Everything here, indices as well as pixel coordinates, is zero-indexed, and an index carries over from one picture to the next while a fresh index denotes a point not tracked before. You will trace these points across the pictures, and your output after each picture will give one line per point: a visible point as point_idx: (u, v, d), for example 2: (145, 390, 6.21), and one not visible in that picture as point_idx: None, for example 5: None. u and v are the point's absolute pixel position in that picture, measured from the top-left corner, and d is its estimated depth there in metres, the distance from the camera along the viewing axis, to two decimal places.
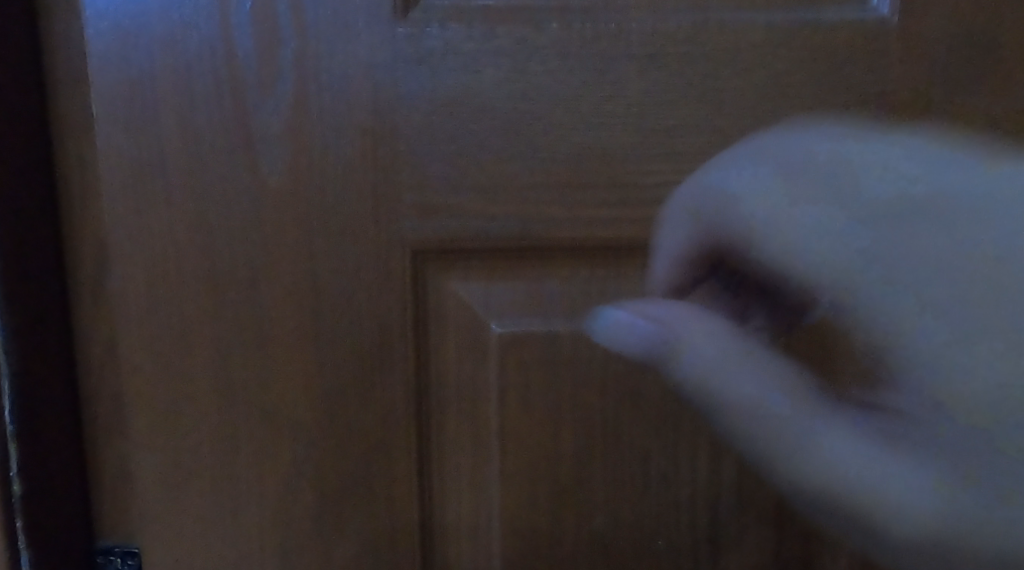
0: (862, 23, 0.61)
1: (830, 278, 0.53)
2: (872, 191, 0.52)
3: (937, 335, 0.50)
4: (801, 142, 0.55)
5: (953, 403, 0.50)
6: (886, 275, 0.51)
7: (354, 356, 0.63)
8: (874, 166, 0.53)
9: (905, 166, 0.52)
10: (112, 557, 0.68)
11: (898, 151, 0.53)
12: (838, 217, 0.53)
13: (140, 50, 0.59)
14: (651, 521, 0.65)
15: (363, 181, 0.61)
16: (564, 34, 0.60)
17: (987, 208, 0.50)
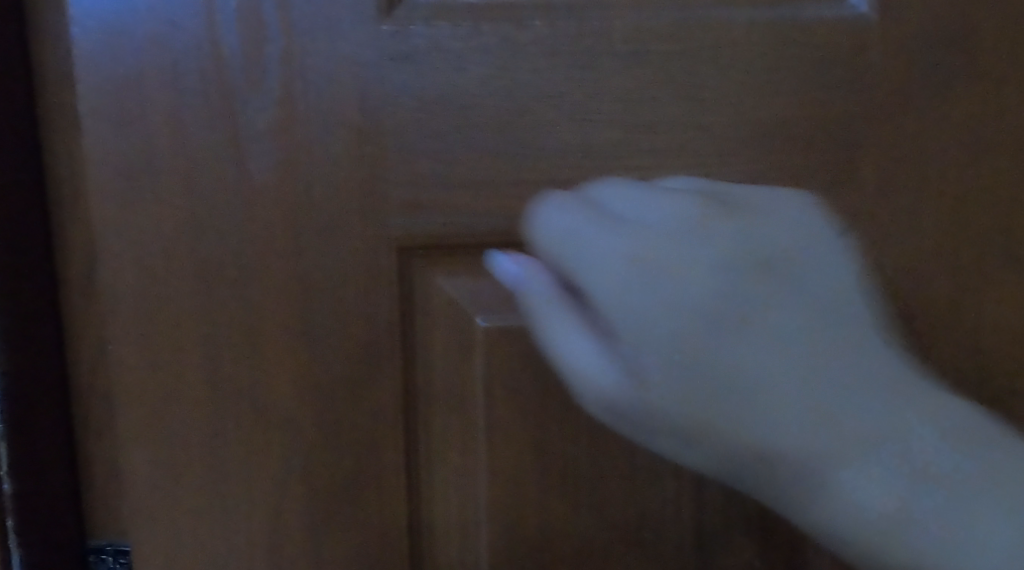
0: (842, 20, 0.62)
1: (695, 380, 0.50)
2: (692, 264, 0.50)
3: (839, 378, 0.50)
4: (568, 244, 0.51)
5: (869, 425, 0.50)
6: (772, 331, 0.50)
7: (342, 351, 0.63)
8: (610, 255, 0.50)
9: (625, 253, 0.50)
10: (105, 557, 0.67)
11: (608, 217, 0.51)
12: (646, 312, 0.49)
13: (128, 50, 0.60)
14: (637, 513, 0.66)
15: (349, 178, 0.61)
16: (548, 32, 0.61)
17: (773, 222, 0.52)
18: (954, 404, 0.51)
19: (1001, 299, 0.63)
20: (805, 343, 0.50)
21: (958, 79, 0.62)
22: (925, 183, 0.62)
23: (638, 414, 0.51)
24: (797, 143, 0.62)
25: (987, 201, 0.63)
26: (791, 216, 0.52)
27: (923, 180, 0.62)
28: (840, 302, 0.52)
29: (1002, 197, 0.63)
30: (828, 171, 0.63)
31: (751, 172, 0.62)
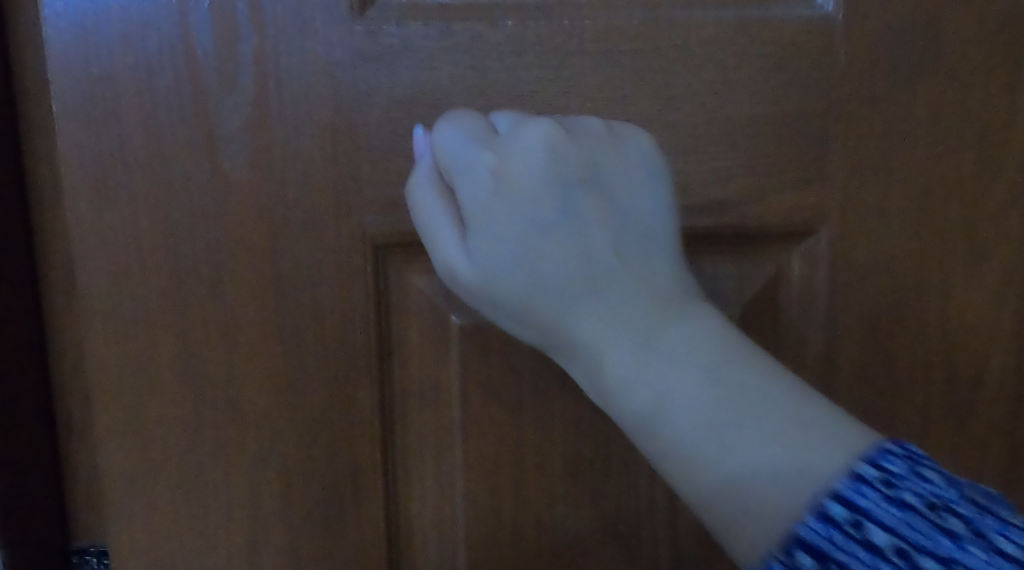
0: (807, 19, 0.63)
1: (523, 276, 0.55)
2: (535, 177, 0.54)
3: (643, 288, 0.55)
4: (447, 150, 0.55)
5: (662, 331, 0.54)
6: (589, 244, 0.55)
7: (317, 347, 0.64)
8: (473, 161, 0.55)
9: (486, 162, 0.54)
10: (89, 557, 0.70)
11: (484, 128, 0.56)
12: (489, 211, 0.54)
13: (100, 48, 0.60)
14: (612, 503, 0.67)
15: (323, 177, 0.62)
16: (519, 31, 0.61)
17: (625, 159, 0.55)
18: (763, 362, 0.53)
19: (963, 286, 0.66)
20: (616, 256, 0.55)
21: (918, 75, 0.64)
22: (886, 173, 0.65)
23: (475, 294, 0.56)
24: (765, 139, 0.64)
25: (947, 191, 0.65)
26: (642, 155, 0.56)
27: (884, 171, 0.65)
28: (661, 233, 0.56)
29: (965, 190, 0.65)
30: (796, 167, 0.64)
31: (720, 168, 0.64)
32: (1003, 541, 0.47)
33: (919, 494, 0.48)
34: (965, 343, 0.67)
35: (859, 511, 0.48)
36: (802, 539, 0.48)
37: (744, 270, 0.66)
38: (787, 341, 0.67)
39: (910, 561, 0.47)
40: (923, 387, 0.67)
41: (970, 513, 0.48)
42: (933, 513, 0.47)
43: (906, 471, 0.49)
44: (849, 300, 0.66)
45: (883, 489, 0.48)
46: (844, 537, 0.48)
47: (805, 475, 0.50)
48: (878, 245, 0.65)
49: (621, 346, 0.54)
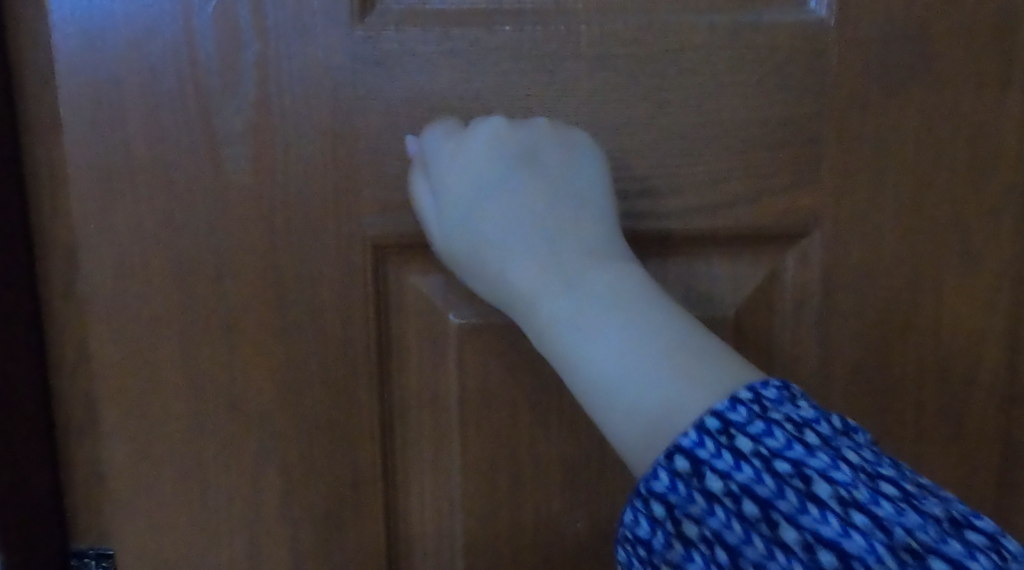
0: (800, 24, 0.64)
1: (469, 240, 0.59)
2: (480, 155, 0.59)
3: (572, 248, 0.57)
4: (421, 129, 0.61)
5: (580, 281, 0.56)
6: (526, 210, 0.58)
7: (318, 345, 0.65)
8: (432, 138, 0.60)
9: (442, 140, 0.59)
10: (88, 559, 0.68)
11: (447, 120, 0.61)
12: (437, 176, 0.59)
13: (106, 53, 0.61)
14: (610, 500, 0.68)
15: (324, 179, 0.63)
16: (515, 36, 0.62)
17: (565, 148, 0.59)
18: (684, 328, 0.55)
19: (955, 287, 0.67)
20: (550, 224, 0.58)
21: (908, 80, 0.65)
22: (877, 176, 0.66)
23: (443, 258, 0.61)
24: (758, 142, 0.65)
25: (938, 194, 0.66)
26: (580, 146, 0.60)
27: (876, 173, 0.66)
28: (595, 207, 0.59)
29: (955, 193, 0.66)
30: (789, 170, 0.65)
31: (714, 170, 0.65)
32: (853, 454, 0.50)
33: (785, 413, 0.51)
34: (957, 343, 0.68)
35: (729, 423, 0.51)
36: (677, 446, 0.51)
37: (738, 270, 0.67)
38: (781, 340, 0.68)
39: (769, 465, 0.50)
40: (916, 385, 0.68)
41: (827, 430, 0.51)
42: (795, 428, 0.50)
43: (777, 396, 0.52)
44: (842, 299, 0.67)
45: (753, 405, 0.51)
46: (713, 443, 0.50)
47: (677, 397, 0.52)
48: (869, 246, 0.66)
49: (544, 298, 0.56)
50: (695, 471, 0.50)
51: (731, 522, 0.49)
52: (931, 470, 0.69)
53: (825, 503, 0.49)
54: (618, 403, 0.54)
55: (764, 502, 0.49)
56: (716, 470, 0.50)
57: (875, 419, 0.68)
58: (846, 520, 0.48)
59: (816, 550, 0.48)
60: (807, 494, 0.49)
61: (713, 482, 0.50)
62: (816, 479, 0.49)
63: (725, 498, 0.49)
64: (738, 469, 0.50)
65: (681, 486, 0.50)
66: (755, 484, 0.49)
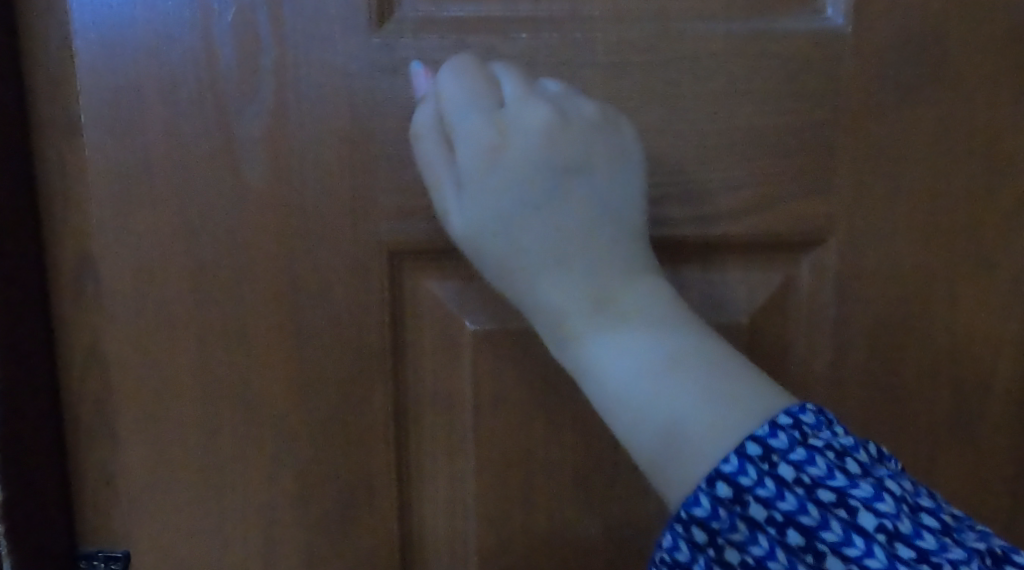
0: (815, 32, 0.64)
1: (503, 242, 0.56)
2: (529, 149, 0.55)
3: (613, 261, 0.56)
4: (449, 112, 0.56)
5: (621, 298, 0.55)
6: (568, 218, 0.56)
7: (333, 350, 0.65)
8: (471, 128, 0.55)
9: (483, 133, 0.55)
10: (96, 563, 0.68)
11: (488, 95, 0.56)
12: (475, 173, 0.56)
13: (125, 58, 0.61)
14: (622, 505, 0.68)
15: (340, 185, 0.63)
16: (532, 43, 0.63)
17: (614, 147, 0.57)
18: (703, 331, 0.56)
19: (968, 295, 0.67)
20: (592, 233, 0.56)
21: (923, 88, 0.65)
22: (892, 183, 0.66)
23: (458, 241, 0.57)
24: (773, 150, 0.65)
25: (952, 202, 0.66)
26: (625, 145, 0.57)
27: (890, 181, 0.66)
28: (637, 213, 0.57)
29: (970, 201, 0.66)
30: (803, 177, 0.65)
31: (730, 178, 0.65)
32: (893, 484, 0.51)
33: (826, 441, 0.52)
34: (971, 351, 0.68)
35: (771, 449, 0.51)
36: (717, 472, 0.51)
37: (752, 277, 0.67)
38: (794, 346, 0.68)
39: (811, 493, 0.50)
40: (929, 393, 0.68)
41: (867, 459, 0.52)
42: (837, 457, 0.51)
43: (816, 422, 0.52)
44: (855, 306, 0.67)
45: (795, 433, 0.51)
46: (755, 471, 0.51)
47: (718, 418, 0.52)
48: (883, 253, 0.67)
49: (583, 312, 0.55)
50: (738, 498, 0.51)
51: (775, 549, 0.50)
52: (944, 478, 0.70)
53: (870, 534, 0.50)
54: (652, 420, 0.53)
55: (809, 531, 0.50)
56: (758, 497, 0.50)
57: (887, 426, 0.69)
58: (891, 552, 0.50)
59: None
60: (851, 524, 0.50)
61: (755, 509, 0.50)
62: (861, 510, 0.50)
63: (770, 526, 0.50)
64: (781, 498, 0.50)
65: (724, 513, 0.51)
66: (799, 514, 0.50)
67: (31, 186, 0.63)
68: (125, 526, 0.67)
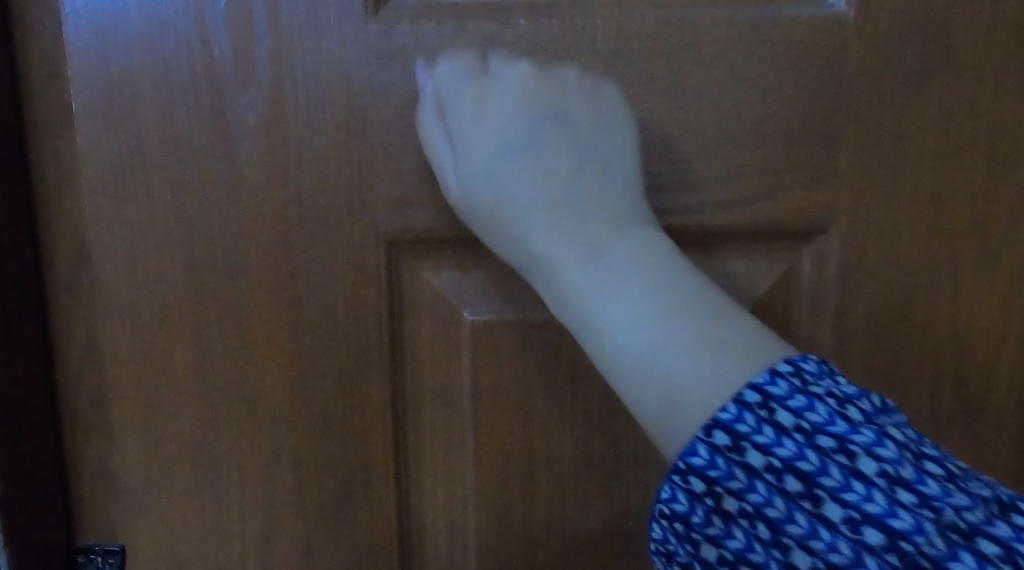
0: (818, 18, 0.63)
1: (496, 196, 0.58)
2: (511, 108, 0.58)
3: (610, 213, 0.57)
4: (442, 86, 0.59)
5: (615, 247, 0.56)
6: (556, 168, 0.58)
7: (331, 341, 0.64)
8: (459, 92, 0.59)
9: (469, 95, 0.59)
10: (94, 556, 0.67)
11: (474, 65, 0.59)
12: (464, 131, 0.58)
13: (118, 46, 0.60)
14: (624, 497, 0.67)
15: (337, 174, 0.62)
16: (531, 29, 0.62)
17: (594, 107, 0.59)
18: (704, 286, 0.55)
19: (973, 284, 0.67)
20: (583, 184, 0.58)
21: (928, 75, 0.64)
22: (895, 172, 0.65)
23: (457, 207, 0.60)
24: (775, 138, 0.64)
25: (957, 190, 0.65)
26: (610, 106, 0.60)
27: (894, 169, 0.65)
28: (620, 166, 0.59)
29: (974, 189, 0.65)
30: (806, 165, 0.64)
31: (732, 166, 0.64)
32: (897, 431, 0.50)
33: (827, 388, 0.51)
34: (975, 341, 0.67)
35: (769, 397, 0.50)
36: (716, 420, 0.51)
37: (754, 267, 0.66)
38: (796, 338, 0.67)
39: (812, 440, 0.49)
40: (933, 383, 0.68)
41: (870, 407, 0.50)
42: (838, 403, 0.50)
43: (817, 370, 0.51)
44: (859, 296, 0.66)
45: (795, 380, 0.51)
46: (753, 418, 0.50)
47: (717, 366, 0.52)
48: (887, 243, 0.66)
49: (579, 259, 0.56)
50: (735, 445, 0.50)
51: (774, 497, 0.49)
52: None
53: (869, 479, 0.48)
54: (649, 368, 0.53)
55: (807, 477, 0.49)
56: (757, 445, 0.50)
57: None
58: (891, 497, 0.48)
59: (863, 527, 0.48)
60: (851, 469, 0.49)
61: (754, 456, 0.50)
62: (861, 456, 0.49)
63: (767, 473, 0.49)
64: (780, 444, 0.49)
65: (721, 462, 0.50)
66: (798, 459, 0.49)
67: (26, 179, 0.62)
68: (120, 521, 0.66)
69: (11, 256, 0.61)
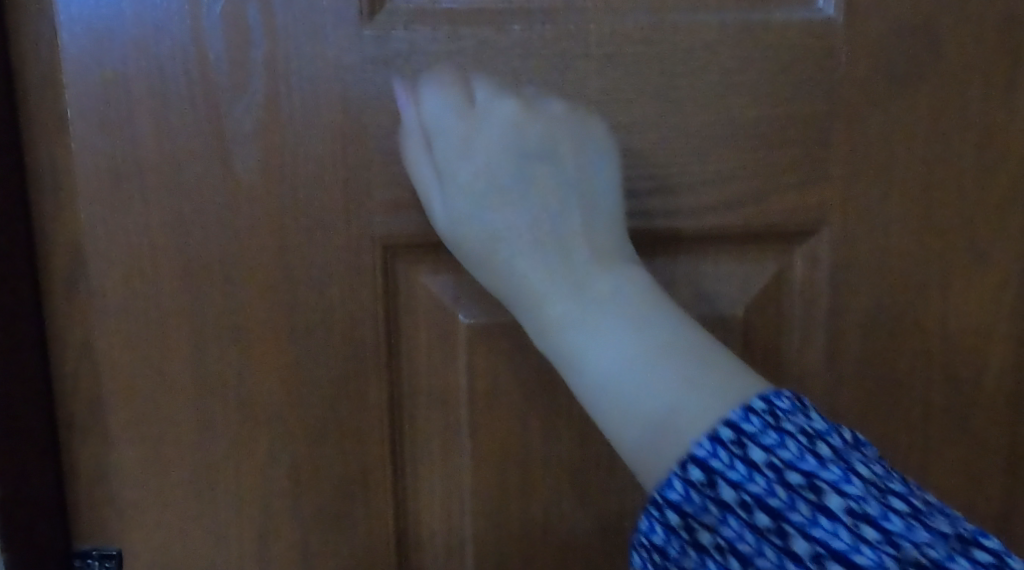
0: (809, 22, 0.64)
1: (481, 233, 0.58)
2: (497, 144, 0.58)
3: (593, 248, 0.57)
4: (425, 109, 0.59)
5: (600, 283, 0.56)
6: (542, 207, 0.58)
7: (327, 345, 0.65)
8: (444, 121, 0.58)
9: (455, 125, 0.58)
10: (91, 561, 0.67)
11: (460, 94, 0.58)
12: (450, 166, 0.58)
13: (114, 52, 0.61)
14: (618, 498, 0.68)
15: (333, 179, 0.63)
16: (524, 35, 0.62)
17: (582, 143, 0.59)
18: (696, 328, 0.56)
19: (963, 285, 0.67)
20: (563, 217, 0.58)
21: (918, 78, 0.65)
22: (887, 174, 0.66)
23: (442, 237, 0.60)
24: (767, 142, 0.65)
25: (948, 192, 0.66)
26: (596, 141, 0.59)
27: (885, 171, 0.66)
28: (607, 202, 0.59)
29: (964, 190, 0.66)
30: (797, 168, 0.65)
31: (724, 169, 0.65)
32: (864, 469, 0.51)
33: (799, 426, 0.51)
34: (965, 341, 0.68)
35: (743, 432, 0.51)
36: (689, 454, 0.52)
37: (747, 270, 0.67)
38: (789, 339, 0.68)
39: (781, 476, 0.50)
40: (924, 384, 0.68)
41: (840, 445, 0.51)
42: (808, 440, 0.51)
43: (791, 407, 0.52)
44: (851, 297, 0.67)
45: (768, 417, 0.51)
46: (726, 453, 0.51)
47: (703, 403, 0.52)
48: (879, 245, 0.66)
49: (560, 295, 0.56)
50: (709, 480, 0.51)
51: (744, 531, 0.50)
52: (940, 469, 0.69)
53: (835, 514, 0.49)
54: (625, 400, 0.54)
55: (776, 513, 0.50)
56: (728, 480, 0.51)
57: (883, 418, 0.68)
58: (856, 533, 0.49)
59: (826, 561, 0.49)
60: (817, 505, 0.50)
61: (725, 491, 0.51)
62: (828, 492, 0.50)
63: (739, 508, 0.50)
64: (751, 480, 0.50)
65: (695, 496, 0.51)
66: (767, 495, 0.50)
67: (22, 178, 0.62)
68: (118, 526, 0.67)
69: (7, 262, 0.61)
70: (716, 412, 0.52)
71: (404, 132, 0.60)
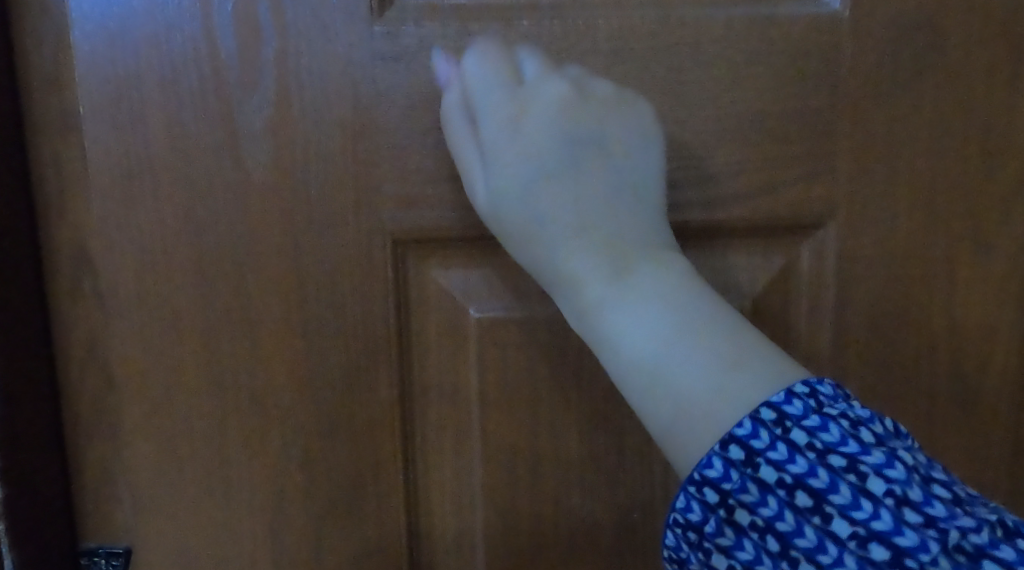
0: (813, 17, 0.64)
1: (523, 211, 0.58)
2: (547, 120, 0.58)
3: (629, 227, 0.58)
4: (473, 84, 0.59)
5: (634, 264, 0.57)
6: (585, 187, 0.58)
7: (338, 340, 0.65)
8: (497, 101, 0.58)
9: (506, 106, 0.58)
10: (97, 559, 0.67)
11: (509, 74, 0.59)
12: (500, 145, 0.58)
13: (126, 51, 0.61)
14: (629, 490, 0.69)
15: (343, 175, 0.63)
16: (532, 31, 0.63)
17: (626, 125, 0.60)
18: (724, 307, 0.57)
19: (969, 277, 0.68)
20: (607, 207, 0.58)
21: (922, 72, 0.65)
22: (892, 167, 0.66)
23: (483, 217, 0.60)
24: (774, 136, 0.65)
25: (952, 185, 0.66)
26: (640, 125, 0.60)
27: (890, 165, 0.66)
28: (647, 183, 0.60)
29: (969, 185, 0.67)
30: (804, 162, 0.66)
31: (731, 163, 0.65)
32: (906, 454, 0.52)
33: (841, 410, 0.53)
34: (971, 332, 0.68)
35: (785, 415, 0.52)
36: (730, 435, 0.53)
37: (755, 263, 0.67)
38: (798, 331, 0.68)
39: (823, 458, 0.51)
40: (931, 375, 0.69)
41: (882, 431, 0.53)
42: (851, 425, 0.52)
43: (833, 393, 0.53)
44: (857, 290, 0.67)
45: (810, 401, 0.53)
46: (767, 435, 0.52)
47: (731, 389, 0.54)
48: (885, 238, 0.67)
49: (596, 273, 0.57)
50: (750, 461, 0.52)
51: (784, 511, 0.51)
52: (948, 460, 0.70)
53: (877, 497, 0.51)
54: (655, 385, 0.55)
55: (817, 494, 0.51)
56: (769, 460, 0.52)
57: (891, 410, 0.69)
58: (898, 516, 0.50)
59: (868, 542, 0.50)
60: (860, 488, 0.51)
61: (766, 472, 0.52)
62: (871, 476, 0.51)
63: (779, 488, 0.51)
64: (792, 461, 0.51)
65: (735, 475, 0.52)
66: (809, 476, 0.51)
67: (24, 176, 0.62)
68: (129, 523, 0.67)
69: (10, 260, 0.62)
70: (744, 397, 0.53)
71: (446, 112, 0.61)
